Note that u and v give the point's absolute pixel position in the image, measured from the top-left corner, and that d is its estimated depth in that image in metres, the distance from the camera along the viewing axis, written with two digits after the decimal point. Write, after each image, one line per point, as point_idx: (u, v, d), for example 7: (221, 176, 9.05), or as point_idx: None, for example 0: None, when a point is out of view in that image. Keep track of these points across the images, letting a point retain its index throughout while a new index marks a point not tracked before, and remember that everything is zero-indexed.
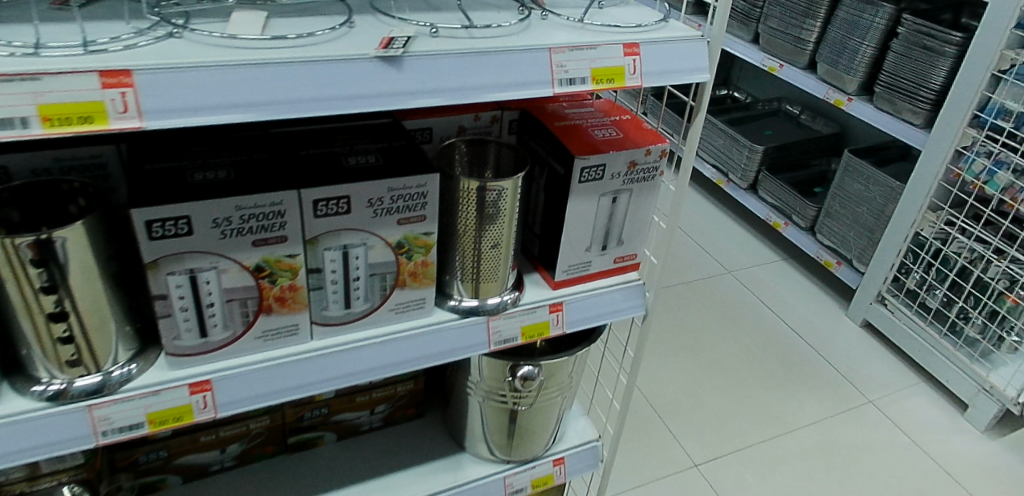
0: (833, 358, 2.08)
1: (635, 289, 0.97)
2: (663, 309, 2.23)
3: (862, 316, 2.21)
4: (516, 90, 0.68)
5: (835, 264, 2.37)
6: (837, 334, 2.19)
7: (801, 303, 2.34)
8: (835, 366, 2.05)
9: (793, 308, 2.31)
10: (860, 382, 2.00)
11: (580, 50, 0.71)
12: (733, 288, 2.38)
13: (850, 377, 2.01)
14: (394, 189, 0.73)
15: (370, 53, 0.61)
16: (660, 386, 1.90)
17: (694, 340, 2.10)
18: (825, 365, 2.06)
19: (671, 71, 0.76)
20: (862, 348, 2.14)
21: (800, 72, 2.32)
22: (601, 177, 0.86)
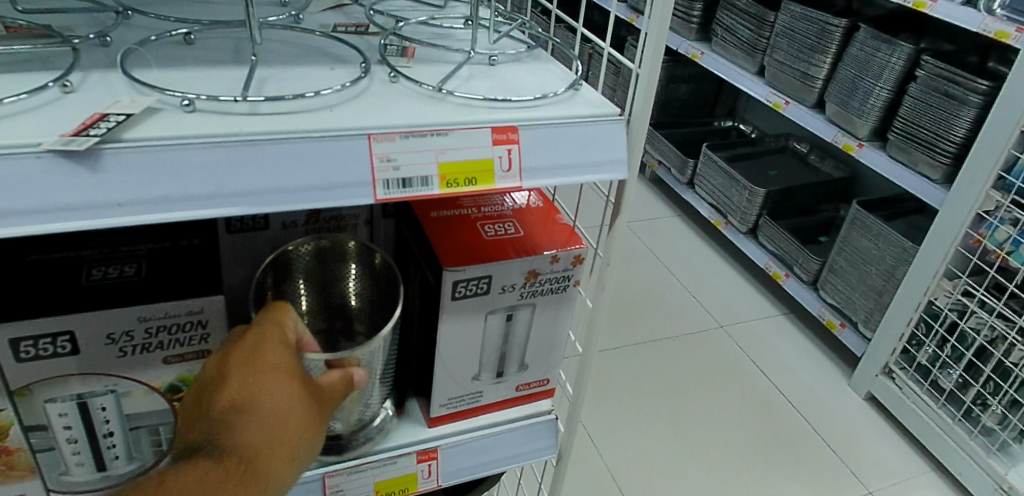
0: (833, 437, 1.81)
1: (542, 426, 0.75)
2: (647, 364, 1.99)
3: (866, 389, 1.93)
4: (314, 199, 0.46)
5: (838, 326, 2.11)
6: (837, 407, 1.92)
7: (801, 366, 2.07)
8: (834, 447, 1.78)
9: (793, 371, 2.04)
10: (859, 467, 1.73)
11: (421, 138, 0.48)
12: (725, 344, 2.12)
13: (850, 461, 1.74)
14: (150, 318, 0.52)
15: (43, 143, 0.39)
16: (630, 459, 1.67)
17: (676, 407, 1.85)
18: (822, 443, 1.79)
19: (565, 167, 0.53)
20: (865, 425, 1.87)
21: (805, 111, 2.08)
22: (487, 291, 0.64)
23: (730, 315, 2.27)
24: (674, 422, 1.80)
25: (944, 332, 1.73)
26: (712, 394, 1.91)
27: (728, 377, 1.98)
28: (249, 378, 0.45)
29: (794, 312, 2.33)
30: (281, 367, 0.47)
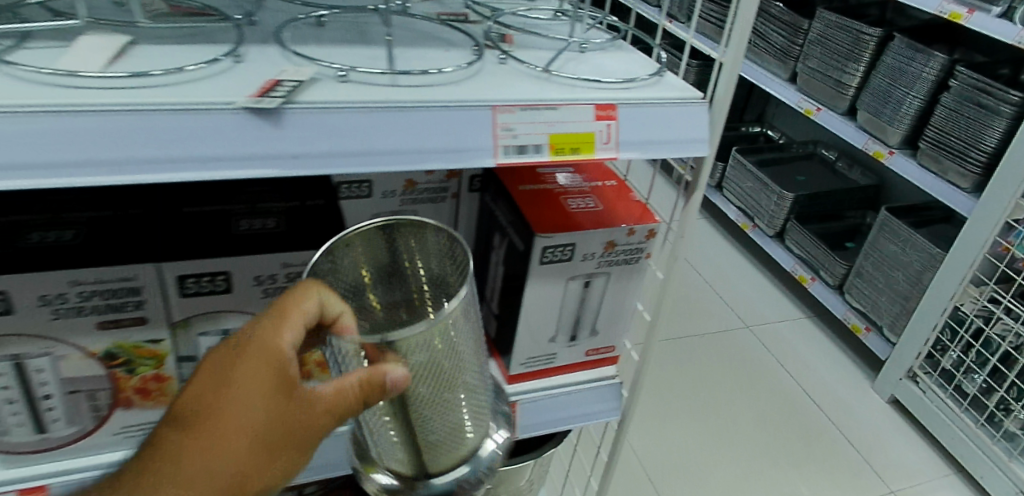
0: (856, 436, 1.86)
1: (608, 389, 0.81)
2: (675, 361, 2.04)
3: (890, 392, 1.96)
4: (448, 160, 0.52)
5: (864, 330, 2.14)
6: (861, 407, 1.96)
7: (825, 368, 2.11)
8: (855, 446, 1.82)
9: (816, 372, 2.09)
10: (882, 466, 1.77)
11: (533, 111, 0.54)
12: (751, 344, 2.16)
13: (873, 461, 1.78)
14: (291, 265, 0.59)
15: (238, 102, 0.46)
16: (658, 451, 1.73)
17: (703, 404, 1.89)
18: (846, 444, 1.83)
19: (656, 142, 0.59)
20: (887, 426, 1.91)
21: (836, 117, 2.13)
22: (570, 258, 0.70)
23: (755, 316, 2.32)
24: (700, 417, 1.85)
25: (968, 338, 1.77)
26: (738, 391, 1.96)
27: (754, 378, 2.02)
28: (218, 394, 0.39)
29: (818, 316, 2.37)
30: (258, 386, 0.40)
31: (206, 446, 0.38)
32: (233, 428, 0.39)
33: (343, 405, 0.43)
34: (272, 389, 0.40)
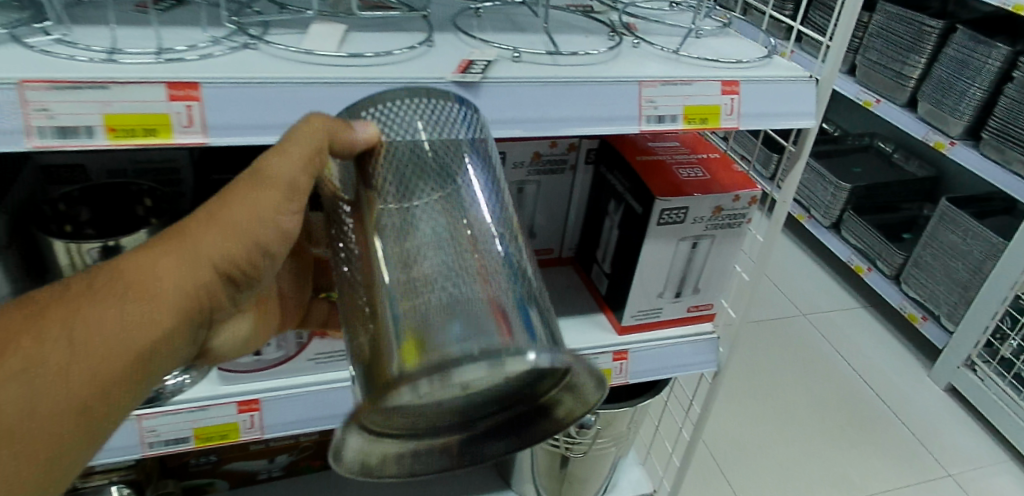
0: (915, 421, 1.78)
1: (707, 342, 0.90)
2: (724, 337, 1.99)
3: (947, 381, 1.89)
4: (601, 126, 0.62)
5: (920, 319, 2.02)
6: (915, 392, 1.89)
7: (879, 354, 2.02)
8: (910, 427, 1.76)
9: (869, 358, 1.99)
10: (941, 450, 1.71)
11: (674, 86, 0.64)
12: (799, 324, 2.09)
13: (931, 445, 1.72)
14: None
15: (448, 77, 0.57)
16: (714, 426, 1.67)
17: (759, 383, 1.83)
18: (903, 427, 1.76)
19: (772, 114, 0.69)
20: (944, 413, 1.83)
21: (896, 109, 2.10)
22: (683, 220, 0.79)
23: (812, 305, 2.19)
24: (757, 397, 1.78)
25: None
26: (794, 372, 1.89)
27: (804, 357, 1.95)
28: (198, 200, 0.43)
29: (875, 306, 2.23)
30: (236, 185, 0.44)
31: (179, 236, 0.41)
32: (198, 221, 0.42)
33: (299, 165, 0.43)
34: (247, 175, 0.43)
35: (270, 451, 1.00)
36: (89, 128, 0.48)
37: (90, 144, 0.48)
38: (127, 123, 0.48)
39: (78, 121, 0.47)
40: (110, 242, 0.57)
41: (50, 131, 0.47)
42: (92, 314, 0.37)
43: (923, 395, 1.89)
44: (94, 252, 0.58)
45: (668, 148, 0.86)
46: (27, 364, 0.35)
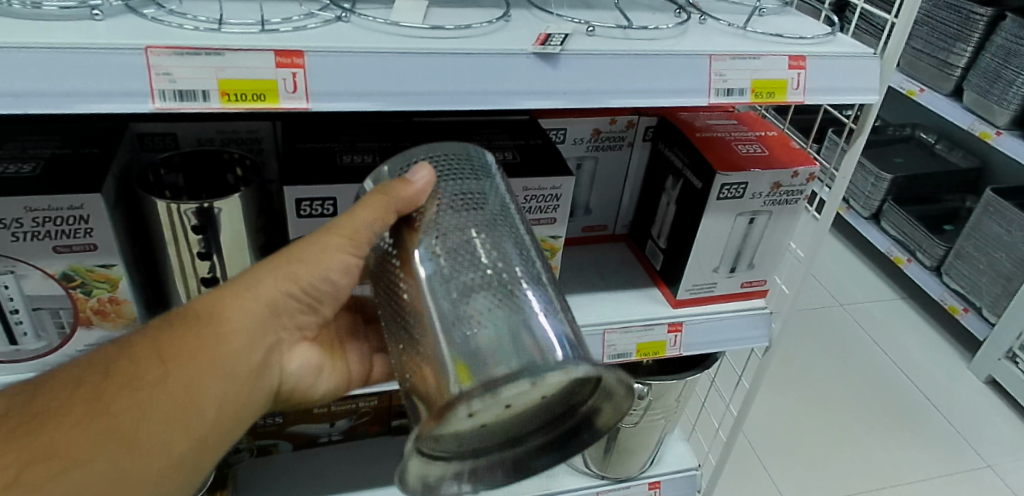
0: (953, 412, 1.73)
1: (760, 317, 0.91)
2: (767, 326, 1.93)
3: (987, 373, 1.83)
4: (670, 98, 0.64)
5: (960, 311, 1.97)
6: (953, 381, 1.84)
7: (916, 346, 1.94)
8: (946, 415, 1.72)
9: (907, 350, 1.93)
10: (979, 441, 1.65)
11: (743, 59, 0.66)
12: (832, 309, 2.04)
13: (968, 435, 1.67)
14: (530, 188, 0.73)
15: (529, 49, 0.59)
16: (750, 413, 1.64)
17: (796, 370, 1.78)
18: (939, 415, 1.71)
19: (836, 89, 0.70)
20: (985, 406, 1.77)
21: (941, 99, 2.03)
22: (742, 195, 0.81)
23: (849, 296, 2.12)
24: (796, 386, 1.73)
25: None
26: (831, 360, 1.84)
27: (838, 342, 1.91)
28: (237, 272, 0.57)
29: (913, 300, 2.15)
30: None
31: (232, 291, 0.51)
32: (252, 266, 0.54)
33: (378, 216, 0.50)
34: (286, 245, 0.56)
35: (333, 415, 1.05)
36: (206, 92, 0.52)
37: (206, 107, 0.52)
38: (239, 89, 0.53)
39: (195, 85, 0.52)
40: (205, 205, 0.62)
41: (170, 94, 0.51)
42: (168, 339, 0.47)
43: (964, 386, 1.83)
44: (191, 213, 0.62)
45: (727, 127, 0.88)
46: (133, 370, 0.45)
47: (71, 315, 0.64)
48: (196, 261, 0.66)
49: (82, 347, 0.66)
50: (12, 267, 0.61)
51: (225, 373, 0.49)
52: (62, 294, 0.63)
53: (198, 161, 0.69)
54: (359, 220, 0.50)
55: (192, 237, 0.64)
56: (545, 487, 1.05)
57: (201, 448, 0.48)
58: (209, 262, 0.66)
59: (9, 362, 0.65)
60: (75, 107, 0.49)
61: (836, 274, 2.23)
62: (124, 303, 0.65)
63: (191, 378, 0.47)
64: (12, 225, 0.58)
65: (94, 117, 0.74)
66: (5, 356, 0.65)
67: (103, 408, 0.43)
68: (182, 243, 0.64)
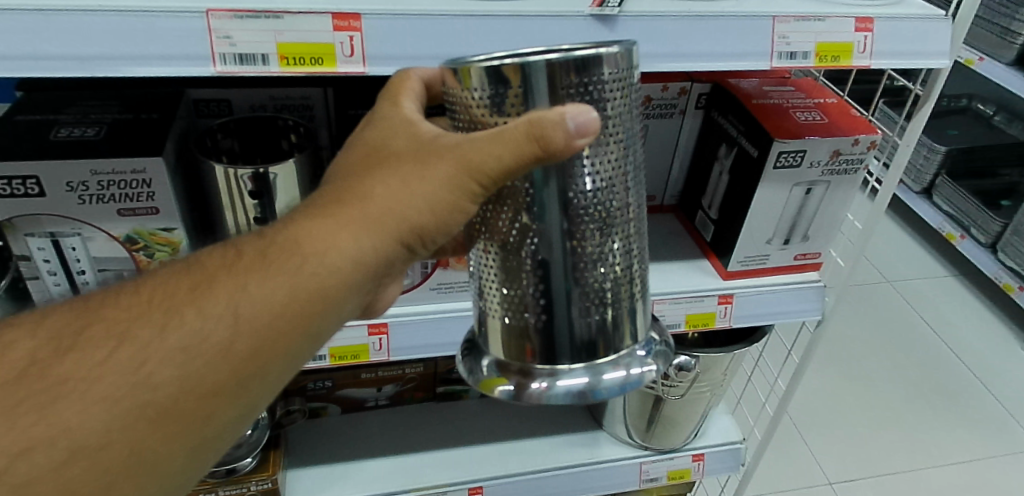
0: (1005, 394, 1.67)
1: (813, 290, 0.89)
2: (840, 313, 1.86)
3: None
4: (730, 62, 0.62)
5: (1017, 290, 1.88)
6: (1007, 364, 1.76)
7: (968, 326, 1.88)
8: (997, 396, 1.66)
9: (958, 328, 1.86)
10: None
11: (808, 21, 0.63)
12: (883, 285, 1.99)
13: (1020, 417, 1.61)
14: None
15: (585, 11, 0.57)
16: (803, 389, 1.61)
17: (844, 347, 1.74)
18: (989, 396, 1.66)
19: (906, 52, 0.67)
20: None
21: (1002, 68, 1.89)
22: (800, 164, 0.78)
23: (898, 272, 2.06)
24: (846, 364, 1.69)
25: None
26: (882, 340, 1.79)
27: (891, 321, 1.85)
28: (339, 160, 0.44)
29: (967, 278, 2.07)
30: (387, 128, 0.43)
31: (343, 210, 0.41)
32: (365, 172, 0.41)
33: (510, 158, 0.37)
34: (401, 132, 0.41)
35: (379, 380, 1.05)
36: (265, 56, 0.52)
37: (265, 71, 0.53)
38: (297, 52, 0.53)
39: (254, 48, 0.52)
40: (261, 170, 0.62)
41: (231, 58, 0.52)
42: (252, 279, 0.40)
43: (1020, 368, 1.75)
44: (247, 178, 0.63)
45: (786, 93, 0.85)
46: (247, 286, 0.39)
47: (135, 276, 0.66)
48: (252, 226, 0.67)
49: None
50: (79, 230, 0.62)
51: (290, 301, 0.40)
52: (126, 256, 0.65)
53: (253, 127, 0.70)
54: (482, 153, 0.37)
55: (248, 201, 0.65)
56: (588, 457, 1.05)
57: (231, 390, 0.40)
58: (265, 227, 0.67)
59: None
60: (135, 70, 0.50)
61: (885, 249, 2.16)
62: None
63: (244, 314, 0.39)
64: (78, 188, 0.60)
65: (154, 83, 0.76)
66: None
67: (127, 328, 0.38)
68: (239, 208, 0.65)
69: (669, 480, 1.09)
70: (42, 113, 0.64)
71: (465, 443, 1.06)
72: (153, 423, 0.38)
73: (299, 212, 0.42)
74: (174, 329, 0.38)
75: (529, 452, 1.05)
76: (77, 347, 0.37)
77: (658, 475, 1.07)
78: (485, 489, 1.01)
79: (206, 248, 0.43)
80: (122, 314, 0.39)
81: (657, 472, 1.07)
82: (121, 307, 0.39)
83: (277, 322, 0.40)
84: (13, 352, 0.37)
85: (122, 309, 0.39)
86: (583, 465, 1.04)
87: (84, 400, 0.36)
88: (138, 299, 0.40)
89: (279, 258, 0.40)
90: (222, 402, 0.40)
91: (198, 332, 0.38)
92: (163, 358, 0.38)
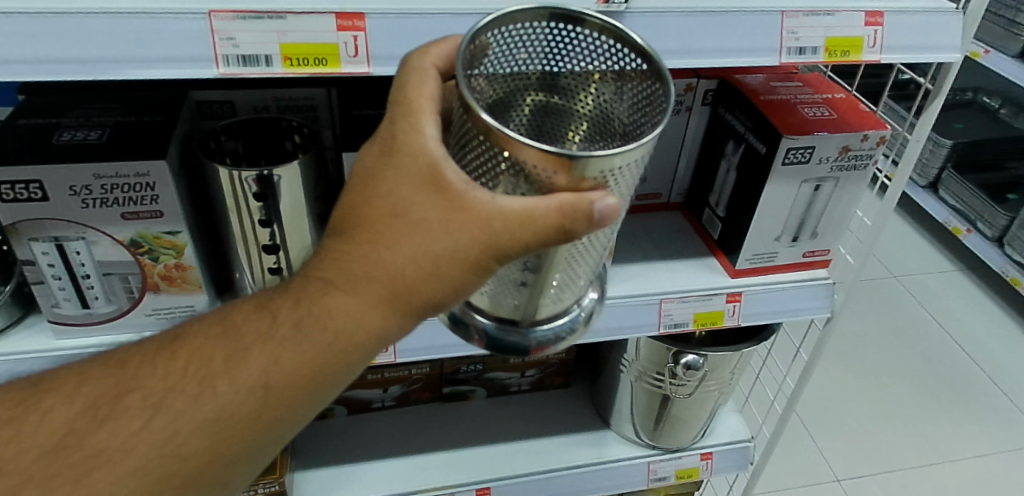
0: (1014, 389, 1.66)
1: (822, 288, 0.88)
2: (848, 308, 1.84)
3: None
4: (738, 58, 0.62)
5: None
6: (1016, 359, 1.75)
7: (976, 321, 1.86)
8: (1006, 391, 1.65)
9: (966, 323, 1.85)
10: None
11: (817, 16, 0.63)
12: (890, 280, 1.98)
13: None
14: None
15: (591, 8, 0.57)
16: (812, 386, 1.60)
17: (851, 343, 1.73)
18: (998, 391, 1.65)
19: (916, 46, 0.66)
20: None
21: (1008, 60, 1.88)
22: (809, 160, 0.78)
23: (905, 267, 2.04)
24: (853, 360, 1.68)
25: None
26: (890, 336, 1.78)
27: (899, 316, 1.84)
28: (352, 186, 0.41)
29: (975, 272, 2.05)
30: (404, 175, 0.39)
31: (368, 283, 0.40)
32: (389, 234, 0.39)
33: (533, 242, 0.38)
34: (419, 181, 0.38)
35: (385, 381, 1.04)
36: (268, 57, 0.52)
37: (268, 72, 0.52)
38: (300, 53, 0.52)
39: (257, 49, 0.51)
40: (265, 172, 0.62)
41: (234, 59, 0.51)
42: (279, 350, 0.42)
43: None
44: (251, 181, 0.62)
45: (793, 88, 0.84)
46: (275, 358, 0.42)
47: (140, 280, 0.66)
48: (256, 228, 0.66)
49: (150, 310, 0.68)
50: (83, 234, 0.62)
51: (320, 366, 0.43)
52: (131, 260, 0.65)
53: (256, 129, 0.69)
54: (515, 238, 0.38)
55: (253, 204, 0.64)
56: (596, 456, 1.05)
57: (265, 439, 0.45)
58: (269, 229, 0.67)
59: (85, 324, 0.68)
60: (138, 73, 0.50)
61: (892, 244, 2.15)
62: (189, 269, 0.67)
63: (274, 383, 0.42)
64: (81, 192, 0.59)
65: (157, 84, 0.75)
66: (78, 319, 0.67)
67: (162, 401, 0.43)
68: (243, 210, 0.65)
69: (677, 479, 1.08)
70: (45, 117, 0.64)
71: (472, 444, 1.06)
72: (183, 482, 0.43)
73: (322, 266, 0.42)
74: (205, 403, 0.42)
75: (536, 452, 1.05)
76: (112, 415, 0.42)
77: (666, 474, 1.07)
78: (493, 490, 1.01)
79: (238, 302, 0.46)
80: (155, 385, 0.43)
81: (665, 471, 1.07)
82: (155, 377, 0.43)
83: (309, 383, 0.43)
84: (56, 417, 0.42)
85: (158, 378, 0.43)
86: (591, 465, 1.04)
87: (121, 466, 0.42)
88: (173, 367, 0.44)
89: (306, 335, 0.42)
90: (253, 450, 0.45)
91: (227, 402, 0.43)
92: (198, 426, 0.43)
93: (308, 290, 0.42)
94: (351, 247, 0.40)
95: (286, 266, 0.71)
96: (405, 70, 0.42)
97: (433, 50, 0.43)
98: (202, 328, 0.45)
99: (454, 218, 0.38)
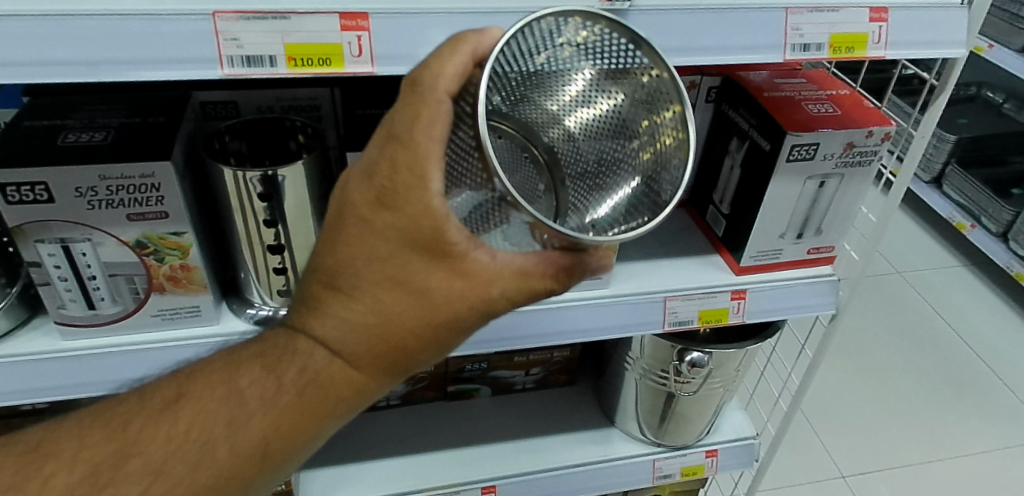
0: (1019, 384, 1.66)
1: (827, 284, 0.88)
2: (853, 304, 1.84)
3: None
4: (741, 55, 0.61)
5: None
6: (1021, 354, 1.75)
7: (981, 316, 1.86)
8: (1012, 387, 1.65)
9: (971, 319, 1.85)
10: None
11: (821, 12, 0.62)
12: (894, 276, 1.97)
13: None
14: None
15: (595, 6, 0.57)
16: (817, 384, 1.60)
17: (856, 340, 1.73)
18: (1003, 386, 1.65)
19: (921, 42, 0.66)
20: None
21: (1012, 55, 1.87)
22: (813, 157, 0.77)
23: (909, 263, 2.04)
24: (857, 357, 1.68)
25: None
26: (894, 331, 1.77)
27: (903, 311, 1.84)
28: (344, 241, 0.39)
29: (979, 268, 2.05)
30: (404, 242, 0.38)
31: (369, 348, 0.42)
32: (391, 300, 0.40)
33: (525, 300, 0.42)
34: (424, 255, 0.38)
35: None
36: (272, 57, 0.52)
37: (273, 73, 0.52)
38: (305, 53, 0.52)
39: (261, 50, 0.51)
40: (269, 172, 0.62)
41: (238, 60, 0.51)
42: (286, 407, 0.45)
43: None
44: (256, 181, 0.62)
45: (797, 85, 0.84)
46: (281, 416, 0.45)
47: (145, 281, 0.66)
48: (261, 228, 0.67)
49: (156, 311, 0.68)
50: (89, 235, 0.62)
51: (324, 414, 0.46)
52: (136, 261, 0.65)
53: (260, 129, 0.69)
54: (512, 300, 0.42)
55: (258, 203, 0.64)
56: (601, 454, 1.05)
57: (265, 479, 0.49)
58: (274, 229, 0.67)
59: (90, 325, 0.68)
60: (144, 74, 0.50)
61: (896, 240, 2.14)
62: (194, 270, 0.67)
63: (281, 436, 0.46)
64: (87, 194, 0.59)
65: (161, 86, 0.75)
66: (84, 320, 0.67)
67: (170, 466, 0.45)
68: (248, 210, 0.65)
69: (682, 476, 1.08)
70: (50, 118, 0.64)
71: (476, 442, 1.06)
72: None
73: (318, 327, 0.43)
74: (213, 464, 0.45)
75: (541, 450, 1.05)
76: (113, 482, 0.44)
77: (672, 472, 1.07)
78: (498, 488, 1.01)
79: (232, 359, 0.47)
80: (160, 451, 0.45)
81: (670, 469, 1.07)
82: (158, 444, 0.45)
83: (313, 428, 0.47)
84: (57, 480, 0.43)
85: (160, 444, 0.45)
86: (596, 463, 1.04)
87: None
88: (176, 431, 0.45)
89: (310, 395, 0.45)
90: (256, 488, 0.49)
91: (234, 460, 0.46)
92: (202, 485, 0.45)
93: (307, 351, 0.44)
94: (351, 311, 0.41)
95: (290, 266, 0.71)
96: (413, 94, 0.36)
97: (445, 69, 0.35)
98: (198, 390, 0.46)
99: (456, 283, 0.40)
